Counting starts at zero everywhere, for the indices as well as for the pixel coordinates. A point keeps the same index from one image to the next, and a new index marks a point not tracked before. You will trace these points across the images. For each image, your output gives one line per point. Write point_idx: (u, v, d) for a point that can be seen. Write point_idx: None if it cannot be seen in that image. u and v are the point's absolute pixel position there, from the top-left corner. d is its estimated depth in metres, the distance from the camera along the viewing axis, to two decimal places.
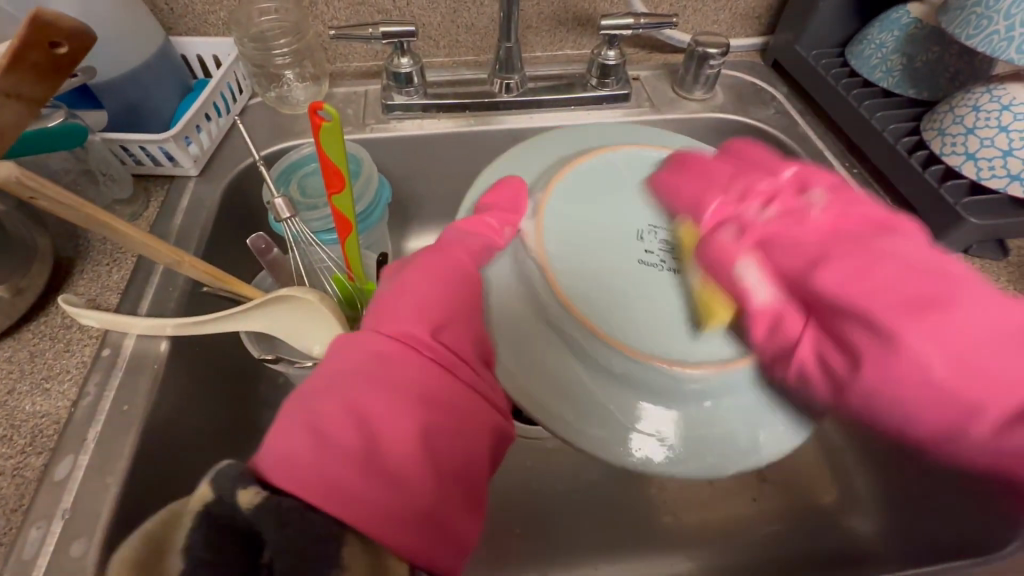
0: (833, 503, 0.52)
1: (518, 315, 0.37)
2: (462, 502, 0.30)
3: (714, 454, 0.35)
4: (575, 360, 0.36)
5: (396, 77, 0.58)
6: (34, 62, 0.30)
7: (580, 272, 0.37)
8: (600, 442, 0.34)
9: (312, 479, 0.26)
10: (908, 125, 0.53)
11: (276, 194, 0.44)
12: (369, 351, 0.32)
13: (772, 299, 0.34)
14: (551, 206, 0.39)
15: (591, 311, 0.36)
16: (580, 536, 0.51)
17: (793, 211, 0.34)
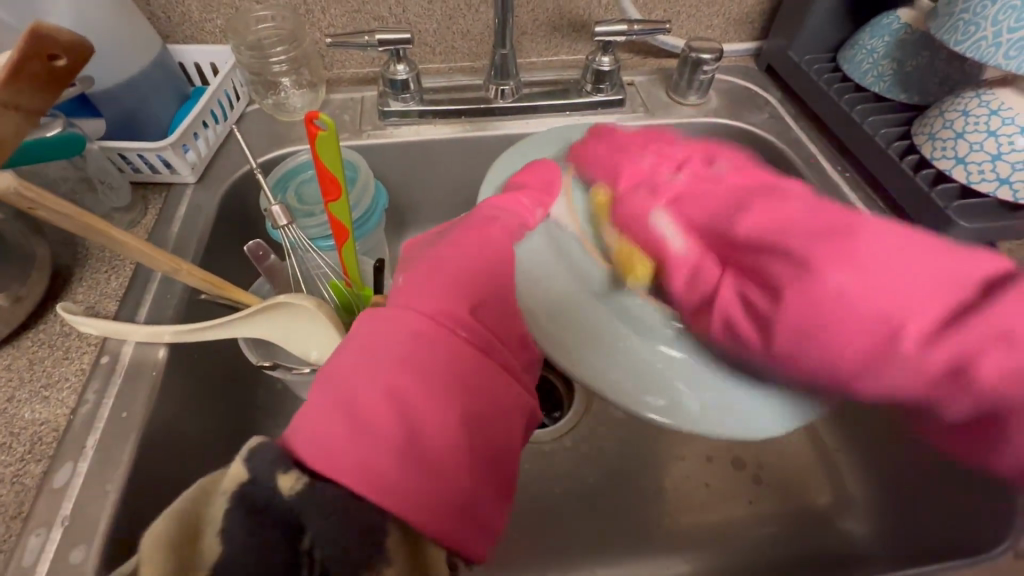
0: (827, 504, 0.52)
1: (560, 287, 0.36)
2: (490, 487, 0.30)
3: (732, 419, 0.33)
4: (620, 324, 0.36)
5: (392, 84, 0.58)
6: (33, 74, 0.30)
7: (614, 240, 0.39)
8: (629, 394, 0.33)
9: (352, 465, 0.26)
10: (899, 129, 0.53)
11: (273, 201, 0.45)
12: (404, 330, 0.32)
13: (693, 257, 0.32)
14: (575, 187, 0.42)
15: (633, 280, 0.37)
16: (576, 540, 0.51)
17: (712, 174, 0.34)
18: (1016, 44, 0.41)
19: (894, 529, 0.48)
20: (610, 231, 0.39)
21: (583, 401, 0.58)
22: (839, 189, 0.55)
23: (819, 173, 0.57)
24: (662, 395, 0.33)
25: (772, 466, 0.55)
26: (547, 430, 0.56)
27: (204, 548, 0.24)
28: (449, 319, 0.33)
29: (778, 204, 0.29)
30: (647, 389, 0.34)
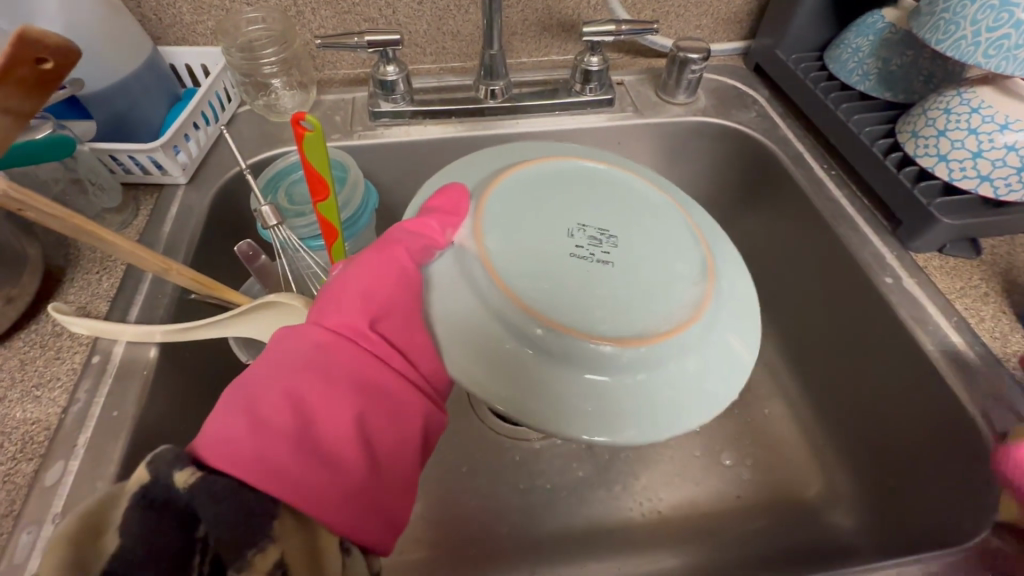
0: (817, 497, 0.53)
1: (464, 314, 0.34)
2: (395, 489, 0.32)
3: (636, 424, 0.32)
4: (529, 352, 0.33)
5: (383, 85, 0.59)
6: (21, 77, 0.30)
7: (518, 259, 0.36)
8: (543, 415, 0.32)
9: (246, 460, 0.27)
10: (884, 127, 0.54)
11: (263, 202, 0.45)
12: (307, 341, 0.33)
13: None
14: (488, 209, 0.38)
15: (542, 303, 0.34)
16: (566, 536, 0.51)
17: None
18: (995, 43, 0.42)
19: (876, 521, 0.48)
20: (524, 259, 0.36)
21: None
22: (825, 187, 0.56)
23: (805, 171, 0.57)
24: (581, 414, 0.32)
25: (759, 462, 0.56)
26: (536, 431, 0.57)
27: (104, 544, 0.24)
28: (354, 329, 0.34)
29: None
30: (564, 412, 0.32)
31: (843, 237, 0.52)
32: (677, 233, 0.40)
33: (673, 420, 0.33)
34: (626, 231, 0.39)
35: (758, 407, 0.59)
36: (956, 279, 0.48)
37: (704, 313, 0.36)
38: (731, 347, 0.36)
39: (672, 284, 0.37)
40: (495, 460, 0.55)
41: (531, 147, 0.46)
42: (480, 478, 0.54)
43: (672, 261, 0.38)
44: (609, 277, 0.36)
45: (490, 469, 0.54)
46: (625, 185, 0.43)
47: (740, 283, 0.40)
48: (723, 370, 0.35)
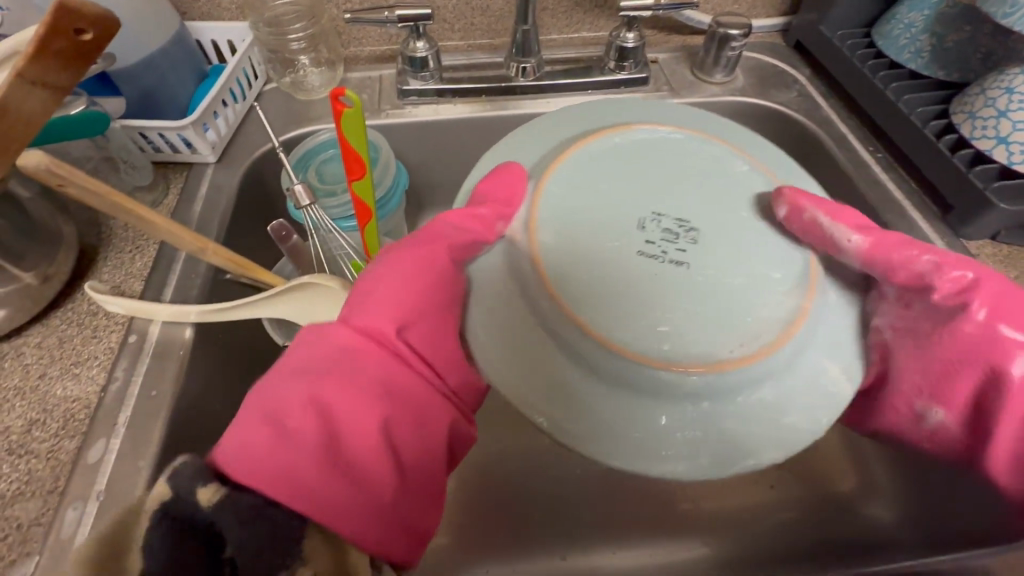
0: (851, 490, 0.52)
1: (506, 321, 0.33)
2: (420, 500, 0.32)
3: (706, 455, 0.32)
4: (577, 370, 0.33)
5: (411, 62, 0.57)
6: (59, 48, 0.30)
7: (578, 262, 0.33)
8: (589, 440, 0.32)
9: (270, 472, 0.27)
10: (936, 108, 0.52)
11: (295, 181, 0.45)
12: (332, 346, 0.32)
13: (930, 400, 0.39)
14: (548, 195, 0.36)
15: (596, 317, 0.32)
16: (597, 523, 0.51)
17: (959, 285, 0.36)
18: None
19: (917, 517, 0.47)
20: (584, 265, 0.33)
21: None
22: (870, 170, 0.54)
23: (850, 155, 0.55)
24: (636, 442, 0.32)
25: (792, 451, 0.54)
26: None
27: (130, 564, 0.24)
28: (385, 335, 0.34)
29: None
30: (613, 437, 0.32)
31: (888, 223, 0.50)
32: (765, 233, 0.36)
33: (745, 454, 0.32)
34: (708, 223, 0.36)
35: None
36: (1009, 268, 0.47)
37: (788, 340, 0.33)
38: (814, 377, 0.34)
39: (756, 300, 0.33)
40: (525, 445, 0.55)
41: (606, 108, 0.43)
42: (509, 463, 0.54)
43: (759, 269, 0.34)
44: (681, 280, 0.33)
45: (518, 456, 0.54)
46: (713, 171, 0.38)
47: (835, 303, 0.36)
48: (804, 402, 0.33)
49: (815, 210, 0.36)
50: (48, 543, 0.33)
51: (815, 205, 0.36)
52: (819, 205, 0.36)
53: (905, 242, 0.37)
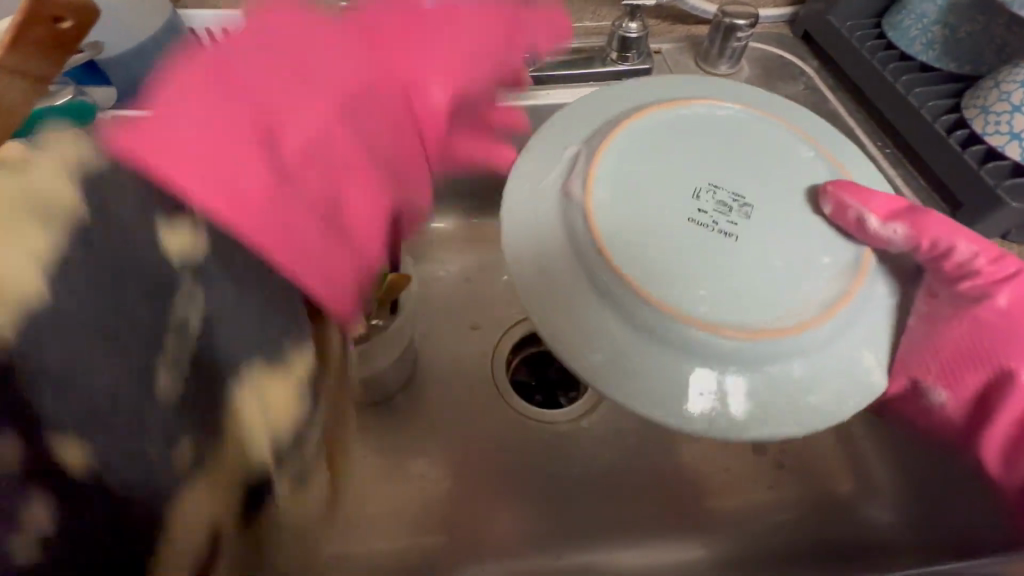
0: (851, 492, 0.52)
1: (557, 274, 0.37)
2: (363, 270, 0.31)
3: (728, 413, 0.34)
4: (616, 321, 0.36)
5: None
6: (37, 37, 0.25)
7: (632, 224, 0.37)
8: (618, 382, 0.35)
9: (188, 141, 0.22)
10: (948, 101, 0.50)
11: None
12: (312, 83, 0.28)
13: (940, 383, 0.41)
14: (612, 162, 0.39)
15: (646, 276, 0.35)
16: (593, 523, 0.50)
17: (995, 277, 0.40)
18: None
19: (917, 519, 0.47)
20: (638, 231, 0.37)
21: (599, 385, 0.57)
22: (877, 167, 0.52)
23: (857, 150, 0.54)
24: (663, 393, 0.34)
25: (791, 450, 0.54)
26: (564, 413, 0.56)
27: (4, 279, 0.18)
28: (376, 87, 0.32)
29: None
30: (640, 380, 0.35)
31: None
32: (820, 220, 0.38)
33: (768, 422, 0.34)
34: (762, 201, 0.39)
35: None
36: None
37: (826, 322, 0.35)
38: (849, 360, 0.36)
39: (800, 279, 0.36)
40: (522, 443, 0.54)
41: (674, 83, 0.45)
42: (505, 459, 0.53)
43: (807, 255, 0.37)
44: (728, 248, 0.36)
45: (514, 454, 0.54)
46: (779, 157, 0.41)
47: (878, 296, 0.38)
48: (837, 385, 0.35)
49: (866, 209, 0.38)
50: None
51: (870, 200, 0.38)
52: (871, 204, 0.38)
53: (959, 229, 0.40)
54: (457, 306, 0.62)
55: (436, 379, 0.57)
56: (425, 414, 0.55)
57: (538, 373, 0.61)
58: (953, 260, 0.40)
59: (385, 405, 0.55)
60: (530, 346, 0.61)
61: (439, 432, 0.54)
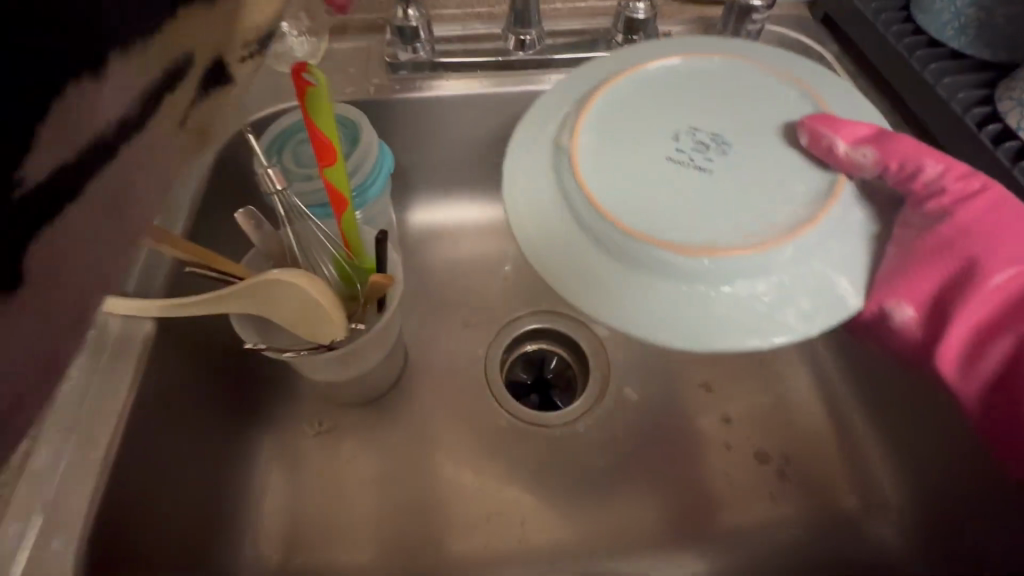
0: (857, 509, 0.49)
1: (546, 215, 0.38)
2: None
3: (693, 329, 0.34)
4: (595, 250, 0.37)
5: (400, 32, 0.53)
6: None
7: (609, 161, 0.38)
8: (594, 302, 0.36)
9: None
10: (980, 92, 0.46)
11: (266, 163, 0.40)
12: None
13: (903, 296, 0.36)
14: (601, 112, 0.40)
15: (620, 208, 0.36)
16: (587, 536, 0.48)
17: (963, 192, 0.38)
18: None
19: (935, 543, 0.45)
20: (617, 170, 0.38)
21: (596, 387, 0.55)
22: None
23: None
24: (634, 312, 0.35)
25: (794, 460, 0.52)
26: (559, 415, 0.53)
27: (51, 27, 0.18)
28: None
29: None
30: (612, 300, 0.36)
31: None
32: (790, 150, 0.38)
33: (733, 336, 0.34)
34: (743, 141, 0.39)
35: (800, 402, 0.54)
36: None
37: (793, 241, 0.34)
38: (822, 279, 0.35)
39: (771, 206, 0.36)
40: (514, 449, 0.52)
41: (669, 41, 0.45)
42: (495, 463, 0.51)
43: (781, 185, 0.37)
44: (702, 181, 0.37)
45: (506, 458, 0.51)
46: (761, 100, 0.41)
47: (851, 220, 0.37)
48: (806, 301, 0.34)
49: (837, 137, 0.37)
50: (35, 555, 0.34)
51: (839, 127, 0.37)
52: (842, 132, 0.37)
53: (925, 149, 0.38)
54: (451, 301, 0.59)
55: (426, 378, 0.55)
56: (414, 415, 0.53)
57: (533, 371, 0.59)
58: (918, 181, 0.38)
59: (375, 404, 0.53)
60: (525, 343, 0.59)
61: (429, 435, 0.52)
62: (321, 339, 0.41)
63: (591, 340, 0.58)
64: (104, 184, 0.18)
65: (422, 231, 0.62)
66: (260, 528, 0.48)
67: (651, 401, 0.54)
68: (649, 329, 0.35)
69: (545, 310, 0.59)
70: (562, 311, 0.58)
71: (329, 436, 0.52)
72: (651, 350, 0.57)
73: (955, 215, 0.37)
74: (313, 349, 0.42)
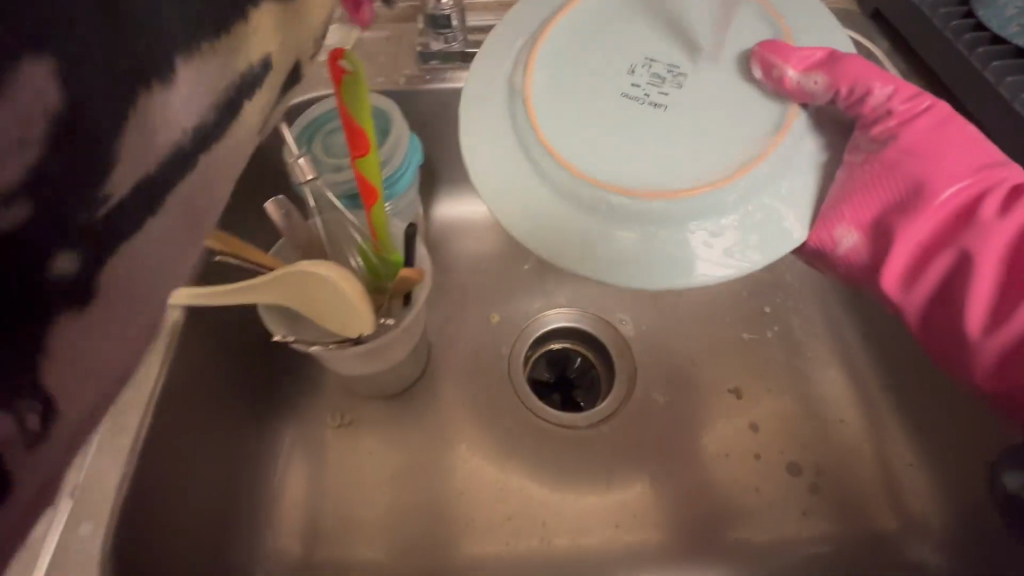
0: (894, 527, 0.47)
1: (495, 150, 0.36)
2: None
3: (639, 266, 0.33)
4: (545, 191, 0.35)
5: (433, 21, 0.52)
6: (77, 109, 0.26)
7: (560, 95, 0.35)
8: (543, 241, 0.34)
9: None
10: None
11: (297, 152, 0.40)
12: None
13: (853, 222, 0.36)
14: (549, 42, 0.37)
15: (568, 147, 0.34)
16: (609, 542, 0.47)
17: (910, 113, 0.38)
18: None
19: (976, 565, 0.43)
20: (565, 103, 0.35)
21: (623, 388, 0.54)
22: None
23: None
24: (583, 252, 0.34)
25: (827, 472, 0.50)
26: (583, 417, 0.52)
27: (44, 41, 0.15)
28: None
29: (962, 160, 0.37)
30: (561, 241, 0.34)
31: None
32: (742, 79, 0.35)
33: (678, 273, 0.33)
34: (703, 71, 0.35)
35: (834, 414, 0.52)
36: None
37: (743, 176, 0.32)
38: (770, 213, 0.33)
39: (723, 138, 0.33)
40: (537, 448, 0.51)
41: None
42: (518, 464, 0.50)
43: (734, 114, 0.34)
44: (654, 116, 0.34)
45: (528, 459, 0.51)
46: (724, 18, 0.37)
47: (805, 152, 0.34)
48: (753, 237, 0.33)
49: (787, 66, 0.34)
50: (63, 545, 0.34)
51: (788, 52, 0.34)
52: (793, 59, 0.34)
53: (875, 70, 0.37)
54: (475, 298, 0.58)
55: (449, 375, 0.54)
56: (435, 411, 0.53)
57: (556, 370, 0.58)
58: (866, 106, 0.37)
59: (396, 399, 0.53)
60: (549, 341, 0.58)
61: (449, 432, 0.52)
62: (349, 331, 0.40)
63: (617, 342, 0.56)
64: (181, 196, 0.18)
65: (448, 224, 0.61)
66: (280, 519, 0.48)
67: (678, 407, 0.53)
68: (597, 267, 0.34)
69: (570, 308, 0.58)
70: (589, 309, 0.57)
71: (350, 429, 0.51)
72: (679, 353, 0.55)
73: (899, 132, 0.37)
74: (341, 342, 0.41)
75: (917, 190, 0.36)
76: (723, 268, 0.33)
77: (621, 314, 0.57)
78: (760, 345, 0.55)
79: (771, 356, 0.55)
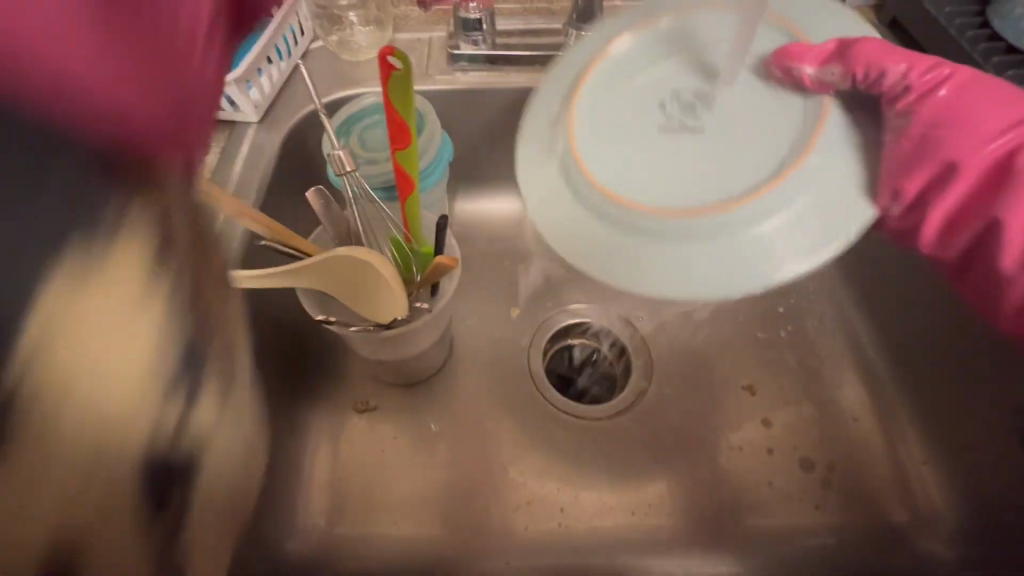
0: (905, 522, 0.48)
1: (546, 168, 0.39)
2: None
3: (676, 280, 0.36)
4: (586, 215, 0.38)
5: (464, 24, 0.54)
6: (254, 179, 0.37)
7: (597, 124, 0.38)
8: (588, 259, 0.37)
9: None
10: None
11: (337, 145, 0.42)
12: None
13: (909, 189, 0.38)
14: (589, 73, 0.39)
15: (605, 175, 0.37)
16: (623, 529, 0.49)
17: (934, 81, 0.40)
18: None
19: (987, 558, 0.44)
20: (604, 132, 0.38)
21: (639, 382, 0.55)
22: None
23: None
24: (623, 270, 0.37)
25: (838, 468, 0.51)
26: (601, 408, 0.54)
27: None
28: None
29: (991, 118, 0.39)
30: (603, 260, 0.37)
31: None
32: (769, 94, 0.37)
33: (713, 284, 0.35)
34: (732, 96, 0.37)
35: (847, 413, 0.53)
36: None
37: (773, 191, 0.34)
38: (822, 207, 0.34)
39: (753, 157, 0.35)
40: (554, 437, 0.53)
41: None
42: (535, 452, 0.52)
43: (761, 134, 0.36)
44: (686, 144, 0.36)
45: (547, 450, 0.52)
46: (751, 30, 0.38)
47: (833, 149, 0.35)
48: (787, 246, 0.34)
49: (804, 64, 0.36)
50: None
51: (803, 52, 0.36)
52: (809, 57, 0.36)
53: (890, 50, 0.39)
54: (495, 292, 0.60)
55: (469, 365, 0.56)
56: (456, 399, 0.54)
57: (572, 366, 0.59)
58: (884, 85, 0.39)
59: (419, 387, 0.55)
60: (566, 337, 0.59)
61: (469, 418, 0.53)
62: (383, 317, 0.42)
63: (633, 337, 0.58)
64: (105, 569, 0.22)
65: (470, 220, 0.63)
66: (306, 496, 0.50)
67: (693, 401, 0.54)
68: (637, 282, 0.36)
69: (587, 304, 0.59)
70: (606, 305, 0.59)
71: (374, 416, 0.53)
72: (694, 350, 0.57)
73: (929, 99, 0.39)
74: (374, 327, 0.43)
75: (958, 148, 0.39)
76: (759, 275, 0.34)
77: (637, 310, 0.59)
78: (774, 344, 0.56)
79: (785, 354, 0.56)
